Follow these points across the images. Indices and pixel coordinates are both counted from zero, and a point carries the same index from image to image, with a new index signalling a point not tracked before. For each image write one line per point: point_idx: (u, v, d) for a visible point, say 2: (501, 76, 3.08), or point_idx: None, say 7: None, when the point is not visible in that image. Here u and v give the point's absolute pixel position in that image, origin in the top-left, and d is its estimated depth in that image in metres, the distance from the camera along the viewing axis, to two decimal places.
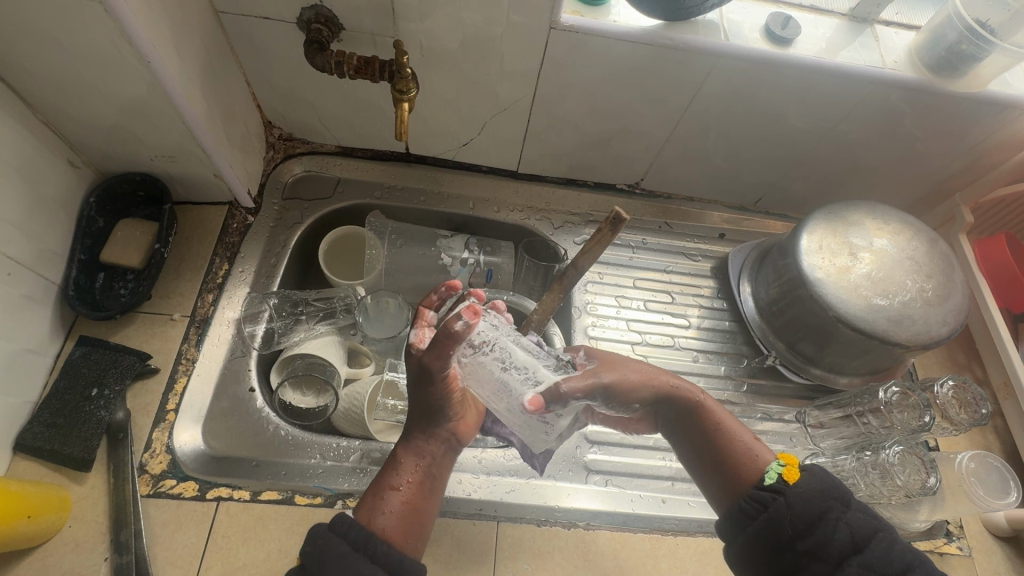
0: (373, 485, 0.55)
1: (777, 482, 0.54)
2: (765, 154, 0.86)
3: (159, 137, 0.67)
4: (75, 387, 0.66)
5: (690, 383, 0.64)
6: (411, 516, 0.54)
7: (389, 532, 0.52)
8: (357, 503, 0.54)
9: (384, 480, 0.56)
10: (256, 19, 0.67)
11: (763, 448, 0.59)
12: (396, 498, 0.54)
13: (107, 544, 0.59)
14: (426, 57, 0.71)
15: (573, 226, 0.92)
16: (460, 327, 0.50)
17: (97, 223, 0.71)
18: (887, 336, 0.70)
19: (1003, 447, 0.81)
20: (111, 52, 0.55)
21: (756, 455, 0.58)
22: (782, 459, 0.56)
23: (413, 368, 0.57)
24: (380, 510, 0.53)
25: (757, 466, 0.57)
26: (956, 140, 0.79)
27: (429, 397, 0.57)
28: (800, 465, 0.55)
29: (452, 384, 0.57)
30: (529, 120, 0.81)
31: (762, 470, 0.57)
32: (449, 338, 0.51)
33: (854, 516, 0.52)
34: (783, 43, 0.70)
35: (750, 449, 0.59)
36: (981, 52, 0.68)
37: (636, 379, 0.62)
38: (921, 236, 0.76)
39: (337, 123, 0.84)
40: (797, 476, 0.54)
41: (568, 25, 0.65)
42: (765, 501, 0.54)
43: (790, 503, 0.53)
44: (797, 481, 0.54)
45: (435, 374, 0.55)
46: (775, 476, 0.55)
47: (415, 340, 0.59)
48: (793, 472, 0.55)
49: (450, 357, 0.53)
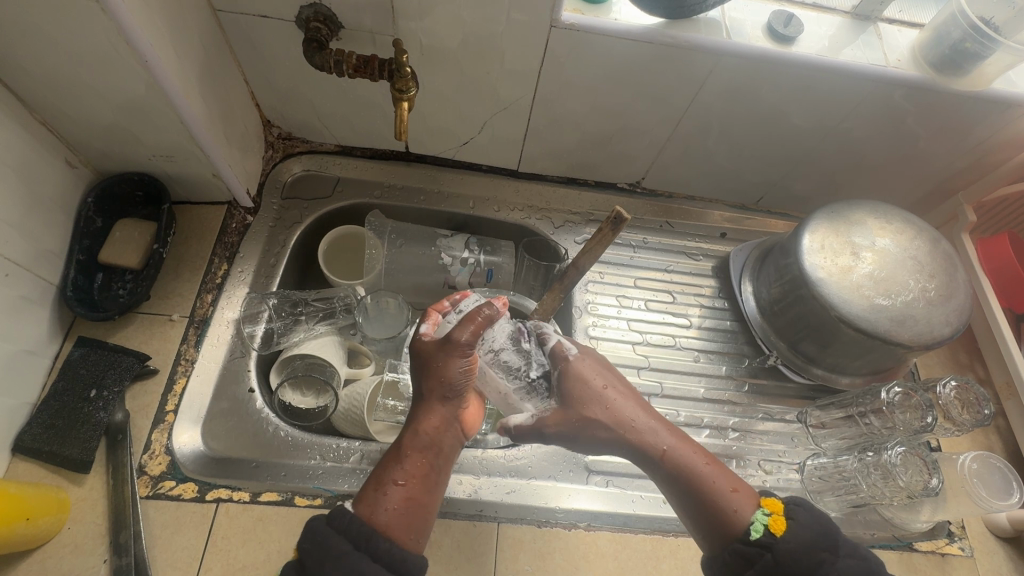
0: (373, 479, 0.54)
1: (765, 536, 0.53)
2: (767, 153, 0.85)
3: (157, 136, 0.67)
4: (73, 388, 0.65)
5: (659, 431, 0.62)
6: (413, 510, 0.53)
7: (391, 528, 0.51)
8: (358, 497, 0.53)
9: (385, 473, 0.54)
10: (255, 18, 0.66)
11: (742, 500, 0.56)
12: (397, 492, 0.53)
13: (107, 546, 0.59)
14: (426, 56, 0.71)
15: (574, 225, 0.92)
16: (491, 308, 0.59)
17: (95, 223, 0.70)
18: (890, 336, 0.70)
19: (1005, 448, 0.81)
20: (109, 51, 0.54)
21: (737, 508, 0.56)
22: (766, 507, 0.55)
23: (434, 347, 0.58)
24: (381, 505, 0.52)
25: (737, 520, 0.55)
26: (959, 139, 0.79)
27: (446, 377, 0.57)
28: (784, 513, 0.55)
29: (471, 365, 0.59)
30: (529, 119, 0.80)
31: (745, 523, 0.55)
32: (483, 317, 0.58)
33: (845, 564, 0.51)
34: (785, 41, 0.69)
35: (728, 501, 0.56)
36: (985, 50, 0.67)
37: (596, 426, 0.62)
38: (923, 236, 0.76)
39: (336, 122, 0.83)
40: (784, 526, 0.53)
41: (569, 23, 0.65)
42: (753, 557, 0.53)
43: (780, 559, 0.51)
44: (785, 533, 0.53)
45: (461, 350, 0.57)
46: (762, 529, 0.54)
47: (424, 332, 0.61)
48: (778, 522, 0.54)
49: (477, 334, 0.57)
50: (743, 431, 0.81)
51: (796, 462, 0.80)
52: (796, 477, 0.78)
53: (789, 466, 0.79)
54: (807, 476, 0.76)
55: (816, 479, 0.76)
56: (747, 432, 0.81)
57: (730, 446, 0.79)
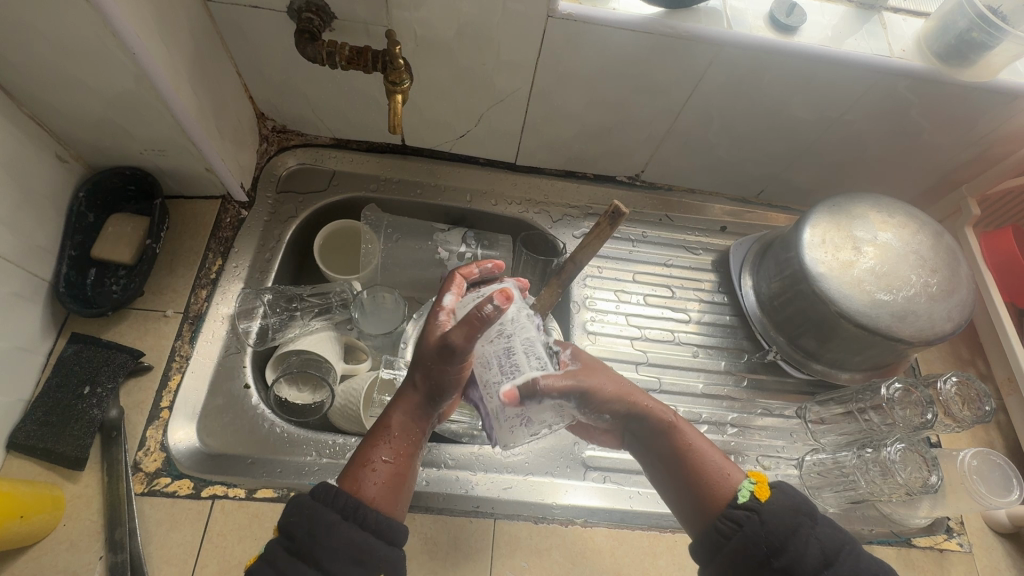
0: (359, 453, 0.54)
1: (751, 501, 0.53)
2: (768, 146, 0.84)
3: (148, 130, 0.66)
4: (67, 385, 0.65)
5: (663, 404, 0.62)
6: (399, 486, 0.54)
7: (378, 502, 0.51)
8: (344, 470, 0.53)
9: (373, 449, 0.54)
10: (247, 9, 0.65)
11: (733, 467, 0.57)
12: (383, 468, 0.53)
13: (102, 543, 0.59)
14: (421, 47, 0.70)
15: (572, 219, 0.91)
16: (491, 309, 0.49)
17: (87, 218, 0.70)
18: (891, 332, 0.69)
19: (1007, 444, 0.80)
20: (96, 44, 0.54)
21: (728, 473, 0.56)
22: (753, 477, 0.55)
23: (432, 346, 0.54)
24: (369, 479, 0.52)
25: (729, 484, 0.55)
26: (964, 131, 0.77)
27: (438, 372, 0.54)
28: (770, 483, 0.54)
29: (466, 367, 0.55)
30: (526, 111, 0.79)
31: (734, 487, 0.55)
32: (477, 323, 0.50)
33: (823, 531, 0.51)
34: (788, 32, 0.68)
35: (722, 469, 0.57)
36: (992, 40, 0.66)
37: (613, 393, 0.60)
38: (926, 229, 0.75)
39: (331, 115, 0.82)
40: (768, 493, 0.53)
41: (566, 13, 0.63)
42: (739, 519, 0.52)
43: (765, 520, 0.51)
44: (768, 498, 0.53)
45: (454, 353, 0.52)
46: (748, 494, 0.53)
47: (444, 307, 0.58)
48: (763, 489, 0.54)
49: (472, 337, 0.50)
50: (741, 427, 0.80)
51: (794, 458, 0.79)
52: (795, 473, 0.78)
53: (788, 462, 0.79)
54: (806, 472, 0.76)
55: (815, 475, 0.75)
56: (746, 428, 0.80)
57: (728, 442, 0.79)
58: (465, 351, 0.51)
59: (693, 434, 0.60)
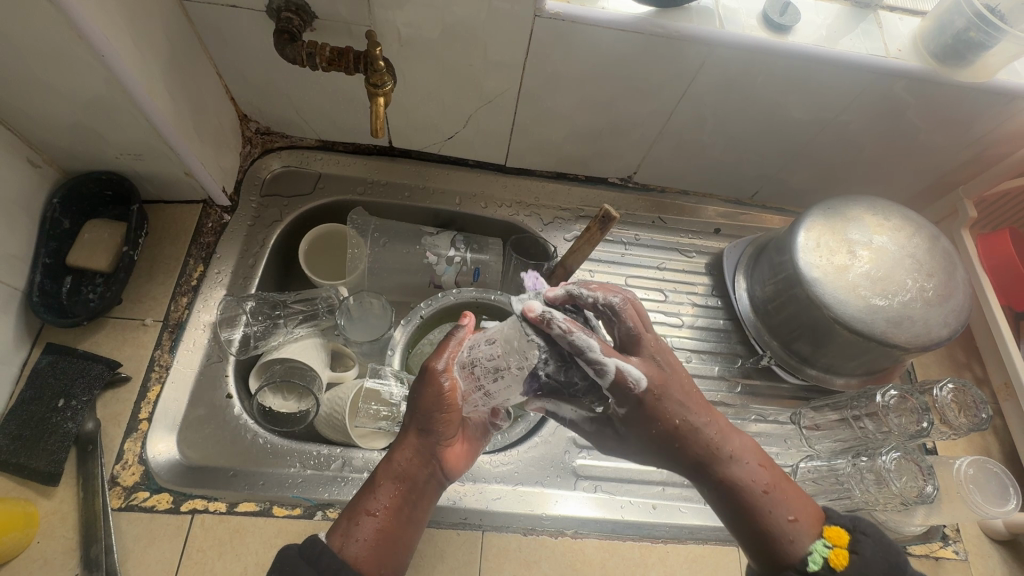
0: (354, 503, 0.55)
1: (823, 569, 0.51)
2: (762, 147, 0.82)
3: (123, 135, 0.64)
4: (42, 397, 0.63)
5: (728, 449, 0.54)
6: (384, 544, 0.52)
7: (359, 563, 0.51)
8: (331, 527, 0.53)
9: (364, 500, 0.54)
10: (223, 8, 0.63)
11: (800, 530, 0.53)
12: (369, 523, 0.53)
13: (77, 560, 0.57)
14: (405, 47, 0.68)
15: (563, 222, 0.90)
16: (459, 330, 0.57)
17: (62, 225, 0.68)
18: (886, 338, 0.68)
19: (1002, 449, 0.79)
20: (63, 48, 0.51)
21: (793, 539, 0.52)
22: (829, 538, 0.52)
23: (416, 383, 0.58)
24: (352, 536, 0.52)
25: (792, 552, 0.52)
26: (960, 132, 0.76)
27: (424, 406, 0.56)
28: (849, 546, 0.51)
29: (451, 398, 0.55)
30: (515, 112, 0.77)
31: (801, 553, 0.52)
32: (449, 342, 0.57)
33: None
34: (782, 31, 0.66)
35: (785, 532, 0.53)
36: (990, 40, 0.64)
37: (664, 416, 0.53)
38: (922, 233, 0.74)
39: (315, 116, 0.80)
40: (845, 560, 0.50)
41: (554, 12, 0.62)
42: None
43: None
44: (846, 569, 0.50)
45: (432, 380, 0.55)
46: (820, 560, 0.51)
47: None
48: (840, 556, 0.51)
49: (450, 357, 0.55)
50: None
51: (788, 465, 0.78)
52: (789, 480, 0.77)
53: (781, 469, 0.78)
54: (800, 479, 0.75)
55: (809, 482, 0.74)
56: None
57: None
58: (442, 373, 0.55)
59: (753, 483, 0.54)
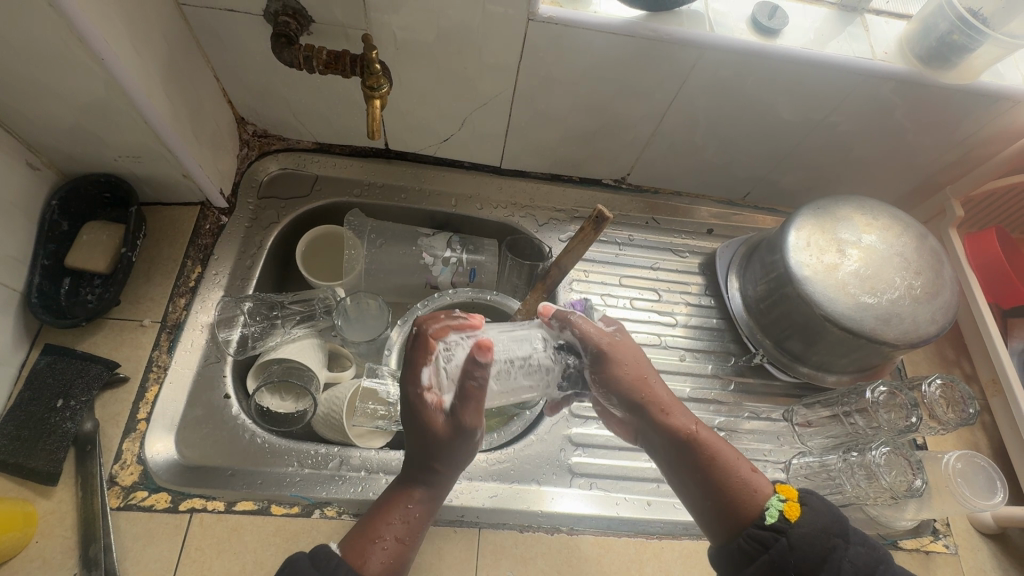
0: (370, 524, 0.54)
1: (779, 522, 0.51)
2: (753, 148, 0.84)
3: (122, 137, 0.64)
4: (40, 398, 0.64)
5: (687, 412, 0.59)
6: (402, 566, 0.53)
7: None
8: (351, 543, 0.52)
9: (382, 525, 0.54)
10: (221, 12, 0.64)
11: (761, 480, 0.55)
12: (393, 547, 0.53)
13: (76, 560, 0.57)
14: (400, 50, 0.69)
15: (558, 223, 0.91)
16: (481, 372, 0.53)
17: (60, 227, 0.68)
18: (875, 335, 0.69)
19: (992, 445, 0.81)
20: (63, 51, 0.52)
21: (754, 489, 0.54)
22: (782, 494, 0.53)
23: (434, 428, 0.55)
24: (377, 557, 0.52)
25: (755, 505, 0.53)
26: (946, 133, 0.77)
27: (458, 452, 0.56)
28: (800, 499, 0.52)
29: (477, 442, 0.58)
30: (510, 114, 0.78)
31: (761, 506, 0.53)
32: (477, 390, 0.53)
33: (857, 552, 0.49)
34: (770, 34, 0.67)
35: (745, 484, 0.54)
36: (973, 42, 0.66)
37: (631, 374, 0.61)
38: (910, 231, 0.75)
39: (312, 119, 0.81)
40: (798, 512, 0.51)
41: (547, 16, 0.63)
42: (766, 541, 0.50)
43: (794, 544, 0.49)
44: (799, 519, 0.50)
45: (471, 432, 0.55)
46: (777, 514, 0.51)
47: (425, 384, 0.55)
48: (793, 508, 0.51)
49: (480, 411, 0.55)
50: (729, 431, 0.80)
51: (781, 461, 0.79)
52: (782, 476, 0.78)
53: (774, 466, 0.79)
54: (793, 475, 0.76)
55: (802, 479, 0.75)
56: (733, 432, 0.80)
57: None
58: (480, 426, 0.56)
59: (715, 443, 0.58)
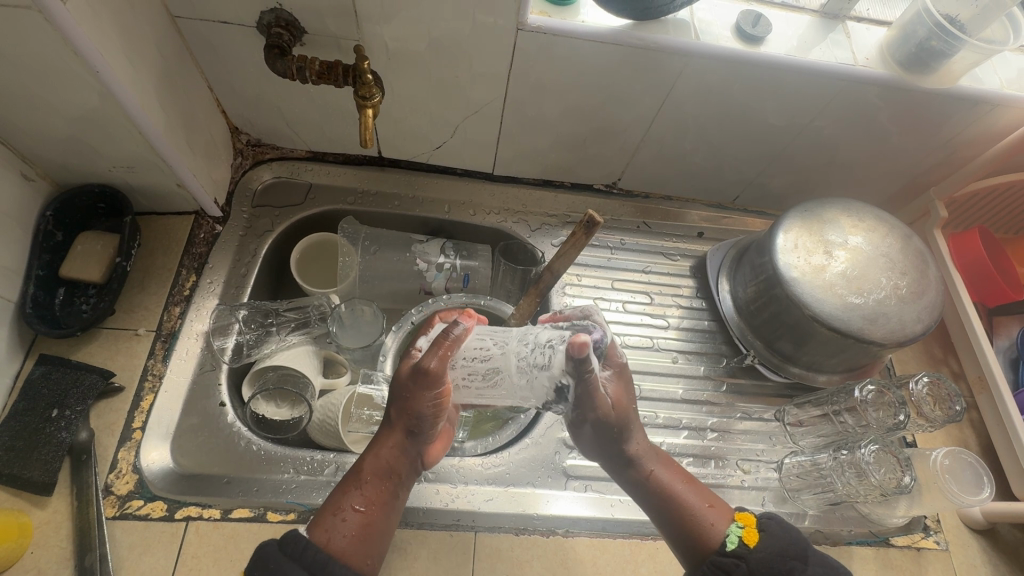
0: (330, 501, 0.55)
1: (739, 547, 0.54)
2: (741, 152, 0.85)
3: (117, 148, 0.65)
4: (35, 408, 0.64)
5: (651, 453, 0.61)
6: (368, 538, 0.53)
7: (346, 555, 0.51)
8: (312, 521, 0.53)
9: (344, 497, 0.55)
10: (215, 23, 0.65)
11: (718, 514, 0.57)
12: (353, 518, 0.54)
13: (72, 570, 0.57)
14: (393, 60, 0.70)
15: (550, 228, 0.92)
16: (458, 329, 0.54)
17: (55, 237, 0.69)
18: (862, 334, 0.70)
19: (979, 441, 0.82)
20: (58, 63, 0.53)
21: (711, 522, 0.56)
22: (740, 521, 0.56)
23: (406, 375, 0.56)
24: (336, 530, 0.52)
25: (713, 536, 0.55)
26: (928, 135, 0.79)
27: (416, 410, 0.56)
28: (757, 525, 0.55)
29: (443, 399, 0.56)
30: (501, 122, 0.79)
31: (721, 536, 0.55)
32: (448, 343, 0.54)
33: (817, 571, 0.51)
34: (754, 42, 0.69)
35: (704, 516, 0.57)
36: (950, 49, 0.67)
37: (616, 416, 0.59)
38: (895, 233, 0.76)
39: (306, 128, 0.82)
40: (757, 538, 0.54)
41: (536, 26, 0.64)
42: (727, 567, 0.52)
43: (754, 567, 0.52)
44: (757, 544, 0.54)
45: (432, 380, 0.54)
46: (737, 540, 0.54)
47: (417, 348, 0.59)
48: (751, 534, 0.54)
49: (446, 359, 0.53)
50: (722, 431, 0.81)
51: (773, 461, 0.80)
52: (775, 476, 0.78)
53: (767, 465, 0.79)
54: (785, 474, 0.77)
55: (794, 478, 0.76)
56: (726, 433, 0.81)
57: (708, 447, 0.79)
58: (440, 376, 0.53)
59: (675, 480, 0.60)
